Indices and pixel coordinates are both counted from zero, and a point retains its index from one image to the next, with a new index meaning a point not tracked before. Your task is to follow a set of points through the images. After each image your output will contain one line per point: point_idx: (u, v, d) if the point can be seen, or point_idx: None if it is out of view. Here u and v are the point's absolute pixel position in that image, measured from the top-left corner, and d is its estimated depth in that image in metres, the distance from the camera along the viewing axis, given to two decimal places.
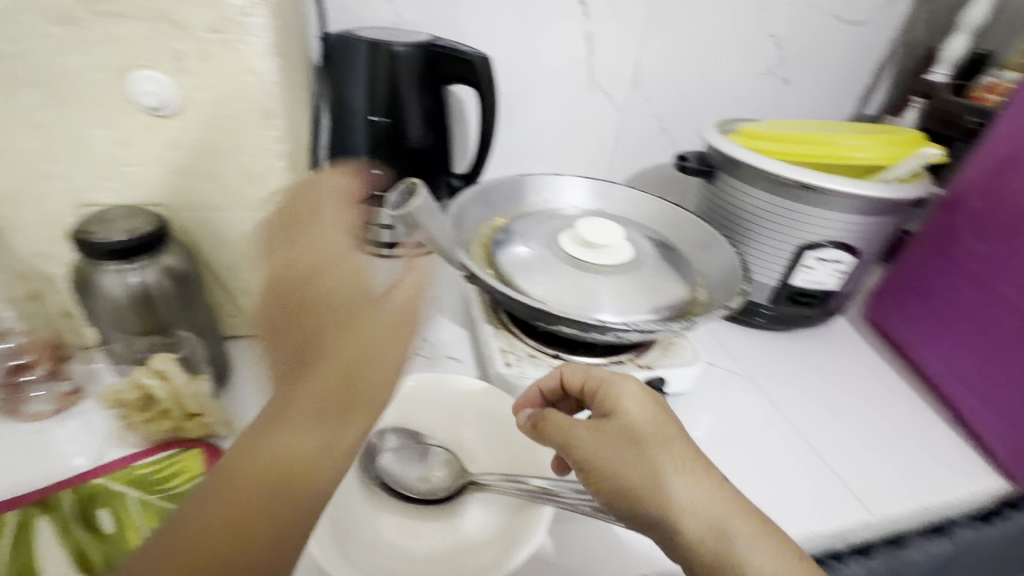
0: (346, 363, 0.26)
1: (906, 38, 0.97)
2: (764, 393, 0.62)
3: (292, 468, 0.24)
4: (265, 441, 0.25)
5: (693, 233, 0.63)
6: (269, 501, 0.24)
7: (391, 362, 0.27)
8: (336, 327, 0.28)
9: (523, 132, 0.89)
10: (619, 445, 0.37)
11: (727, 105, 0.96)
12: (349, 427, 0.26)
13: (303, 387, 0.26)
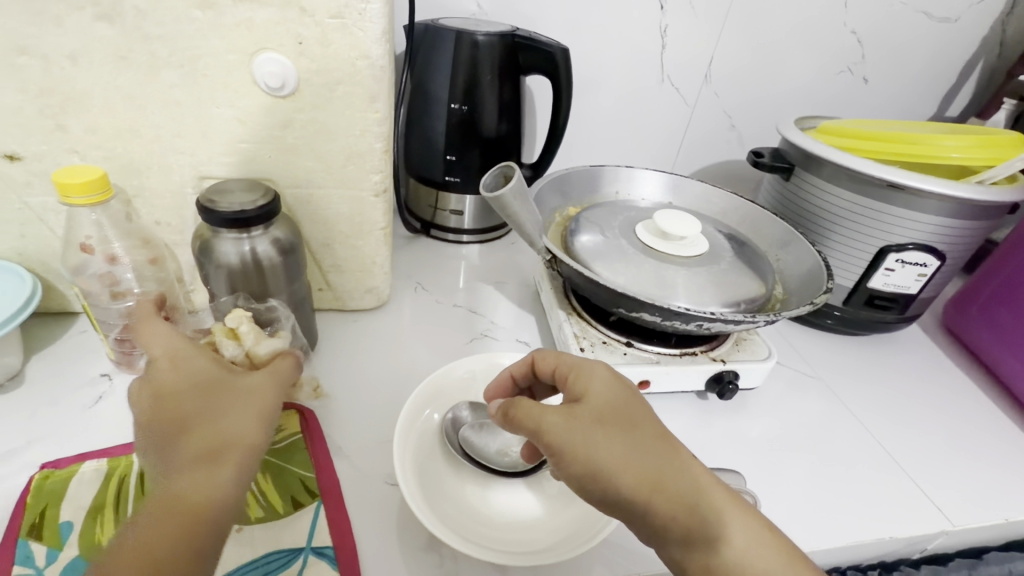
0: (222, 441, 0.34)
1: (1000, 37, 0.92)
2: (836, 395, 0.61)
3: (194, 503, 0.31)
4: (179, 482, 0.31)
5: (769, 229, 0.62)
6: (183, 526, 0.30)
7: (248, 431, 0.35)
8: (213, 413, 0.35)
9: (591, 125, 0.90)
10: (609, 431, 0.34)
11: (801, 103, 0.94)
12: (224, 478, 0.32)
13: (184, 469, 0.32)
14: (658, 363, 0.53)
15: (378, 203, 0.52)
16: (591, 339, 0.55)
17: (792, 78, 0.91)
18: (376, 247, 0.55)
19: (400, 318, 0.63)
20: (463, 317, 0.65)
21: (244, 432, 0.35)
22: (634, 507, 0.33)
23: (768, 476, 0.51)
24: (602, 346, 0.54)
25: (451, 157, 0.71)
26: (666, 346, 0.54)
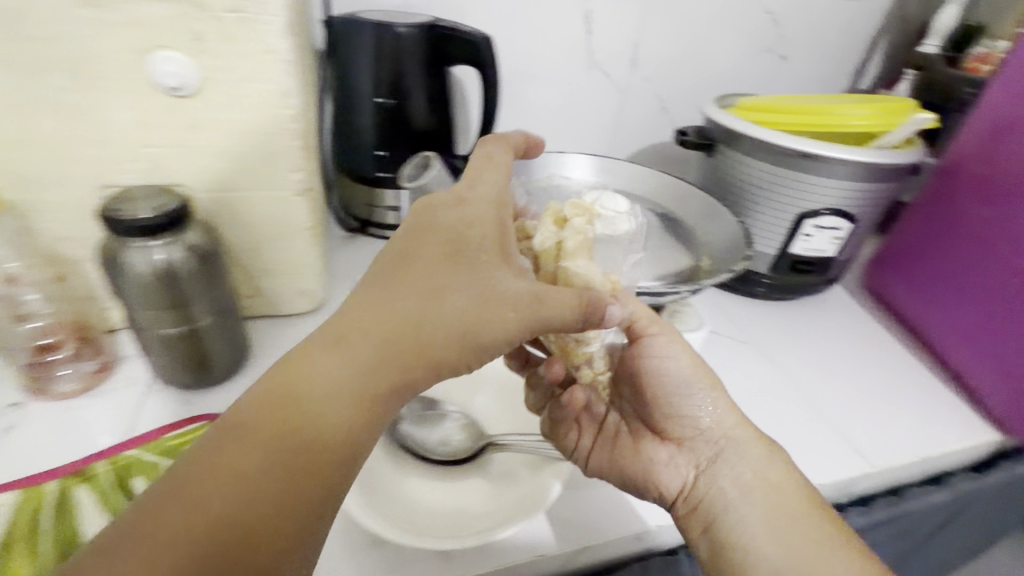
0: (472, 322, 0.34)
1: (901, 12, 0.98)
2: (768, 359, 0.64)
3: (410, 335, 0.33)
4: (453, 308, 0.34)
5: (695, 204, 0.64)
6: (414, 347, 0.33)
7: (497, 327, 0.34)
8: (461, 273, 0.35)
9: (525, 113, 0.90)
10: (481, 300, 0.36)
11: (726, 83, 0.98)
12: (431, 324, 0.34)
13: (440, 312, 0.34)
14: None
15: (303, 203, 0.51)
16: None
17: (716, 59, 0.94)
18: (305, 250, 0.54)
19: None
20: None
21: (511, 303, 0.35)
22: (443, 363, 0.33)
23: None
24: None
25: (382, 153, 0.71)
26: None
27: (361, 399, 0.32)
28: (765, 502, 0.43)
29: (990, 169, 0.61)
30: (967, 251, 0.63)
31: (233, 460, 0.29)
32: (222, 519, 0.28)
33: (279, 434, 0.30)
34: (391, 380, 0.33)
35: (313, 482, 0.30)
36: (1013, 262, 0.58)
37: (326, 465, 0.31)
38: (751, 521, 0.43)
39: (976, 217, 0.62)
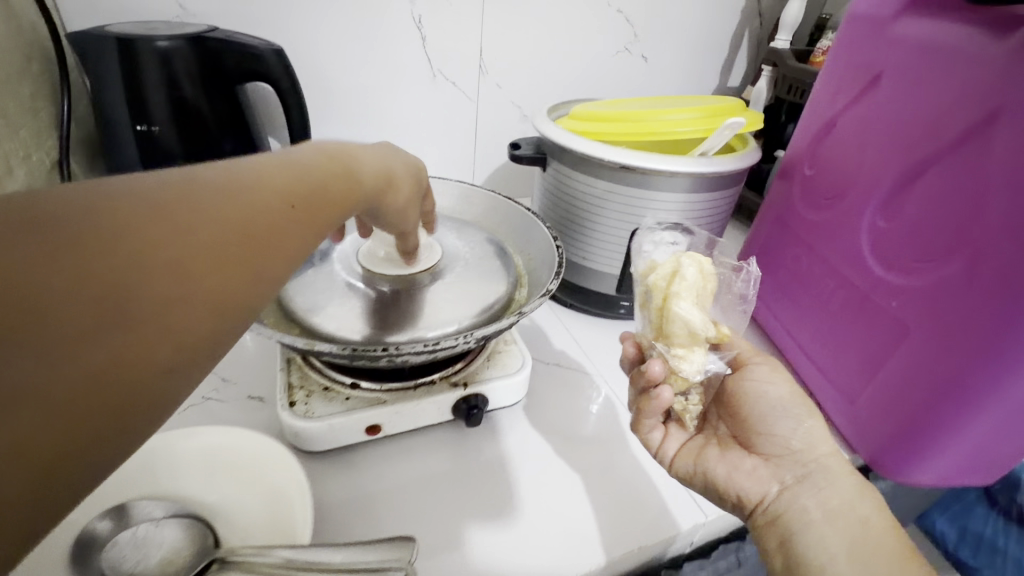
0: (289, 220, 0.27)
1: (757, 8, 0.96)
2: (618, 394, 0.59)
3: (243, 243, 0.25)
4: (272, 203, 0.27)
5: (519, 228, 0.58)
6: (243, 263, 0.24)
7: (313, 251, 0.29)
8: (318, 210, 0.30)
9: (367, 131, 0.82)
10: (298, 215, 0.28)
11: (588, 87, 0.93)
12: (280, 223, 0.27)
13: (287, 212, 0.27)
14: (384, 404, 0.46)
15: None
16: (308, 389, 0.46)
17: (573, 61, 0.89)
18: None
19: None
20: None
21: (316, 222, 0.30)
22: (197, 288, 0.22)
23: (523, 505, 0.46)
24: (320, 395, 0.46)
25: None
26: (399, 380, 0.48)
27: (271, 254, 0.26)
28: (835, 516, 0.38)
29: (820, 174, 0.58)
30: (808, 260, 0.60)
31: (163, 279, 0.21)
32: (104, 375, 0.19)
33: (221, 301, 0.23)
34: (248, 304, 0.24)
35: (225, 334, 0.23)
36: (844, 271, 0.55)
37: (218, 323, 0.23)
38: (835, 528, 0.38)
39: (813, 223, 0.59)
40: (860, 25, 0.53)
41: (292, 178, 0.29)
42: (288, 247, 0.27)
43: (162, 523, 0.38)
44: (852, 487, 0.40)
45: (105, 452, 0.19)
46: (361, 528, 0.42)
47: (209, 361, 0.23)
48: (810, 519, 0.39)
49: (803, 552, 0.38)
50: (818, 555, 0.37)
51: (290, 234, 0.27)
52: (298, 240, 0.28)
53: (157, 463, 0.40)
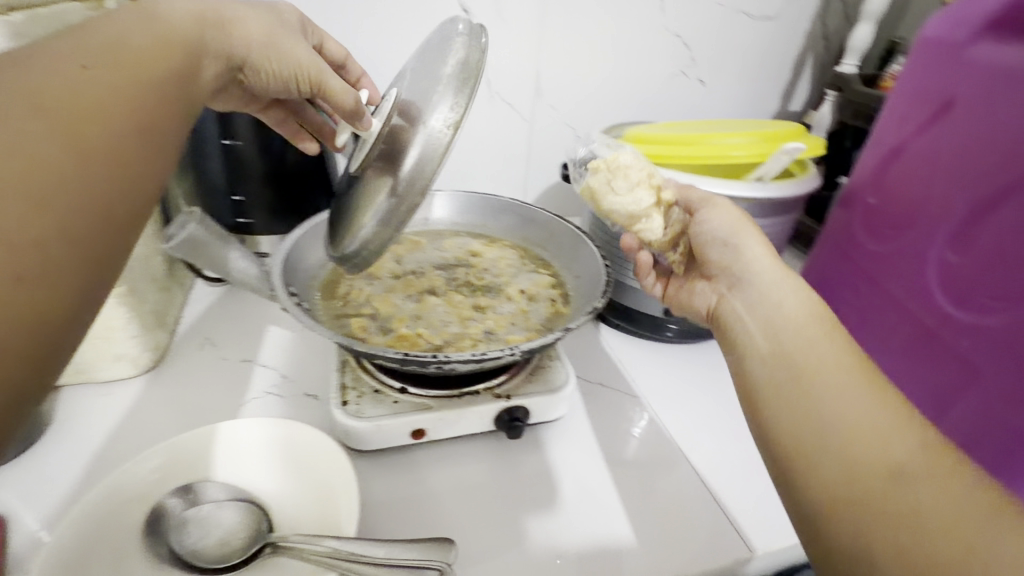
0: (103, 98, 0.25)
1: (822, 32, 0.94)
2: (662, 419, 0.58)
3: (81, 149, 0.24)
4: (75, 87, 0.25)
5: (567, 246, 0.59)
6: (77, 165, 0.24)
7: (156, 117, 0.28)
8: (120, 69, 0.27)
9: None
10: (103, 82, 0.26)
11: (643, 109, 0.93)
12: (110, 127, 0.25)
13: (91, 87, 0.25)
14: (429, 410, 0.47)
15: None
16: (360, 391, 0.49)
17: (628, 84, 0.90)
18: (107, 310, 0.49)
19: (172, 383, 0.56)
20: (250, 375, 0.58)
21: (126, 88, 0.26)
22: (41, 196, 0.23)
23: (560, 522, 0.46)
24: (370, 398, 0.48)
25: (238, 198, 0.67)
26: (444, 388, 0.49)
27: (117, 105, 0.26)
28: (879, 425, 0.27)
29: (886, 202, 0.56)
30: (868, 291, 0.58)
31: (15, 155, 0.22)
32: (20, 242, 0.22)
33: (98, 157, 0.25)
34: (118, 206, 0.26)
35: (98, 232, 0.25)
36: (908, 305, 0.54)
37: (87, 169, 0.24)
38: (888, 436, 0.26)
39: (874, 253, 0.57)
40: (928, 50, 0.51)
41: (102, 36, 0.27)
42: (152, 106, 0.27)
43: (222, 504, 0.40)
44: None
45: (48, 366, 0.23)
46: (402, 529, 0.44)
47: (96, 267, 0.25)
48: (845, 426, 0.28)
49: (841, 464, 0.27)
50: (878, 469, 0.26)
51: (133, 85, 0.27)
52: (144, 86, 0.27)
53: (219, 449, 0.43)
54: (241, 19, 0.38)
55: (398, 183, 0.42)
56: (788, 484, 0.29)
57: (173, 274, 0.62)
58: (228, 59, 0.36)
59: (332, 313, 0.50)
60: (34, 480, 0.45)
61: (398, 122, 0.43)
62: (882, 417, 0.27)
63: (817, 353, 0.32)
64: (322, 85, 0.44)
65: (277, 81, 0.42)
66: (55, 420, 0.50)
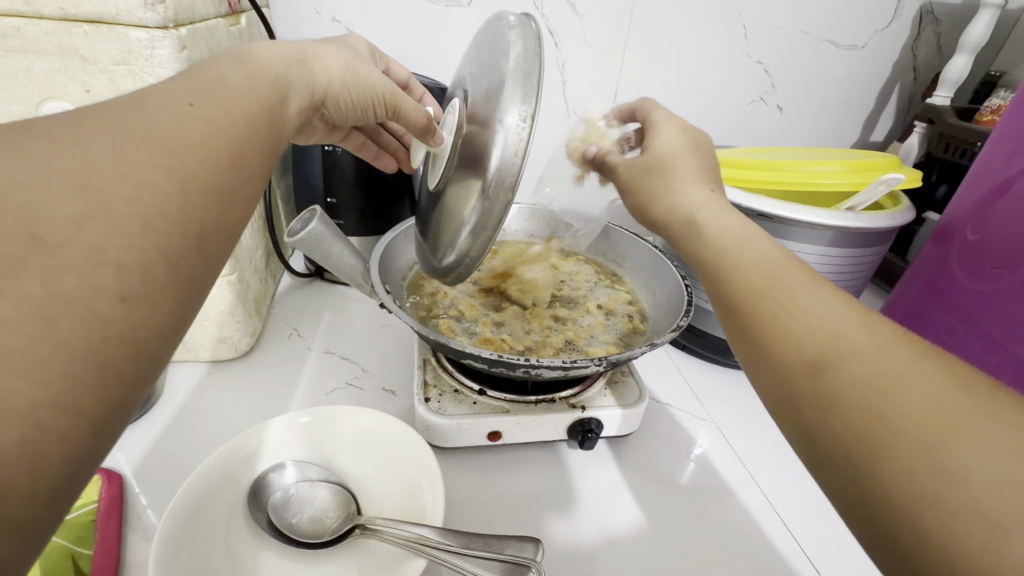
0: (202, 132, 0.26)
1: (912, 62, 0.91)
2: (732, 446, 0.57)
3: (181, 173, 0.24)
4: (174, 118, 0.26)
5: (645, 263, 0.59)
6: (182, 185, 0.24)
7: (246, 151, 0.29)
8: (222, 107, 0.29)
9: None
10: (207, 118, 0.27)
11: (717, 134, 0.93)
12: (208, 155, 0.26)
13: (196, 119, 0.27)
14: (507, 414, 0.49)
15: None
16: (441, 388, 0.51)
17: (704, 108, 0.90)
18: (218, 294, 0.54)
19: (264, 367, 0.60)
20: (333, 365, 0.61)
21: (222, 127, 0.28)
22: (145, 212, 0.22)
23: (631, 538, 0.46)
24: (451, 397, 0.50)
25: (331, 200, 0.72)
26: (522, 394, 0.51)
27: (217, 136, 0.27)
28: (826, 314, 0.26)
29: (987, 240, 0.54)
30: (966, 331, 0.56)
31: (129, 182, 0.22)
32: (128, 266, 0.21)
33: (198, 185, 0.25)
34: (208, 226, 0.25)
35: (190, 252, 0.24)
36: (1014, 349, 0.51)
37: (187, 195, 0.24)
38: (831, 323, 0.26)
39: (973, 291, 0.55)
40: None
41: (206, 80, 0.30)
42: (240, 136, 0.29)
43: (316, 483, 0.43)
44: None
45: (143, 376, 0.22)
46: (476, 527, 0.45)
47: (189, 288, 0.24)
48: (800, 322, 0.27)
49: (792, 357, 0.26)
50: (823, 355, 0.25)
51: (228, 123, 0.28)
52: (233, 125, 0.28)
53: (314, 433, 0.45)
54: (323, 58, 0.42)
55: (489, 180, 0.40)
56: (766, 371, 0.28)
57: (269, 266, 0.67)
58: (313, 91, 0.39)
59: (421, 313, 0.52)
60: (147, 445, 0.49)
61: (473, 126, 0.43)
62: (830, 311, 0.27)
63: (772, 262, 0.31)
64: (395, 107, 0.46)
65: (356, 109, 0.45)
66: (164, 392, 0.55)
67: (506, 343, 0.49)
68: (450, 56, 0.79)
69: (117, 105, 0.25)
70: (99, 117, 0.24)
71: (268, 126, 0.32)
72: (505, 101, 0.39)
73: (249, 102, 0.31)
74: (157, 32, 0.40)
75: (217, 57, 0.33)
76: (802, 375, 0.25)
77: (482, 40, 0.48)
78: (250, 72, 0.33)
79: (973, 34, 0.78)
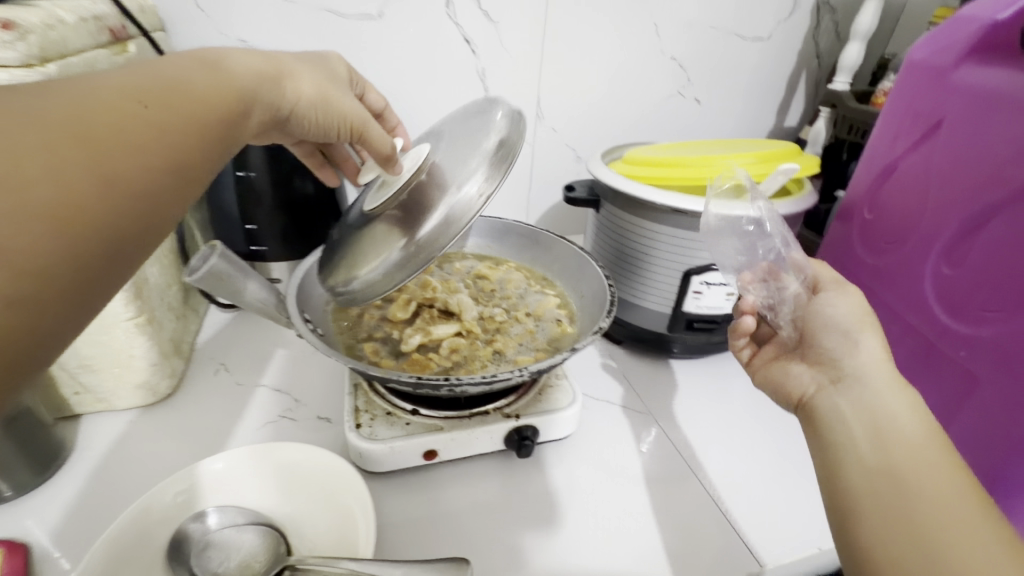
0: (144, 137, 0.25)
1: (815, 49, 0.96)
2: (667, 434, 0.59)
3: (110, 175, 0.23)
4: (118, 117, 0.24)
5: (571, 266, 0.60)
6: (109, 193, 0.23)
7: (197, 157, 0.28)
8: (182, 115, 0.27)
9: None
10: (156, 123, 0.26)
11: (639, 128, 0.96)
12: (145, 161, 0.25)
13: (140, 122, 0.25)
14: (441, 431, 0.49)
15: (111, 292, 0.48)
16: (372, 413, 0.50)
17: (626, 105, 0.92)
18: (128, 337, 0.51)
19: (188, 408, 0.57)
20: (263, 398, 0.59)
21: (169, 132, 0.26)
22: (60, 218, 0.21)
23: (572, 538, 0.46)
24: (383, 420, 0.49)
25: (251, 226, 0.69)
26: (456, 409, 0.51)
27: (159, 140, 0.26)
28: (888, 441, 0.35)
29: (881, 218, 0.57)
30: (868, 305, 0.60)
31: (50, 184, 0.21)
32: (29, 268, 0.21)
33: (128, 189, 0.24)
34: (129, 234, 0.24)
35: (101, 259, 0.23)
36: (908, 319, 0.55)
37: (112, 199, 0.23)
38: (903, 422, 0.36)
39: (872, 268, 0.59)
40: (918, 71, 0.53)
41: (163, 78, 0.28)
42: (188, 142, 0.27)
43: (242, 529, 0.42)
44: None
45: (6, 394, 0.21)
46: (417, 548, 0.45)
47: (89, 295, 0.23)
48: (898, 442, 0.35)
49: (830, 479, 0.36)
50: (881, 484, 0.33)
51: (181, 132, 0.27)
52: (184, 123, 0.27)
53: (235, 473, 0.44)
54: (295, 75, 0.39)
55: (414, 244, 0.42)
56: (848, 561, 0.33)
57: (187, 301, 0.64)
58: (277, 109, 0.37)
59: (344, 339, 0.51)
60: (59, 506, 0.46)
61: (424, 179, 0.44)
62: (926, 442, 0.34)
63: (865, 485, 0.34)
64: (358, 135, 0.43)
65: (318, 128, 0.42)
66: (77, 447, 0.52)
67: (434, 364, 0.48)
68: (365, 69, 0.78)
69: (57, 87, 0.24)
70: (31, 100, 0.23)
71: (223, 137, 0.30)
72: (464, 175, 0.42)
73: (211, 108, 0.29)
74: (18, 71, 0.37)
75: (179, 54, 0.31)
76: (840, 518, 0.34)
77: (466, 112, 0.49)
78: (218, 78, 0.31)
79: (863, 23, 0.83)
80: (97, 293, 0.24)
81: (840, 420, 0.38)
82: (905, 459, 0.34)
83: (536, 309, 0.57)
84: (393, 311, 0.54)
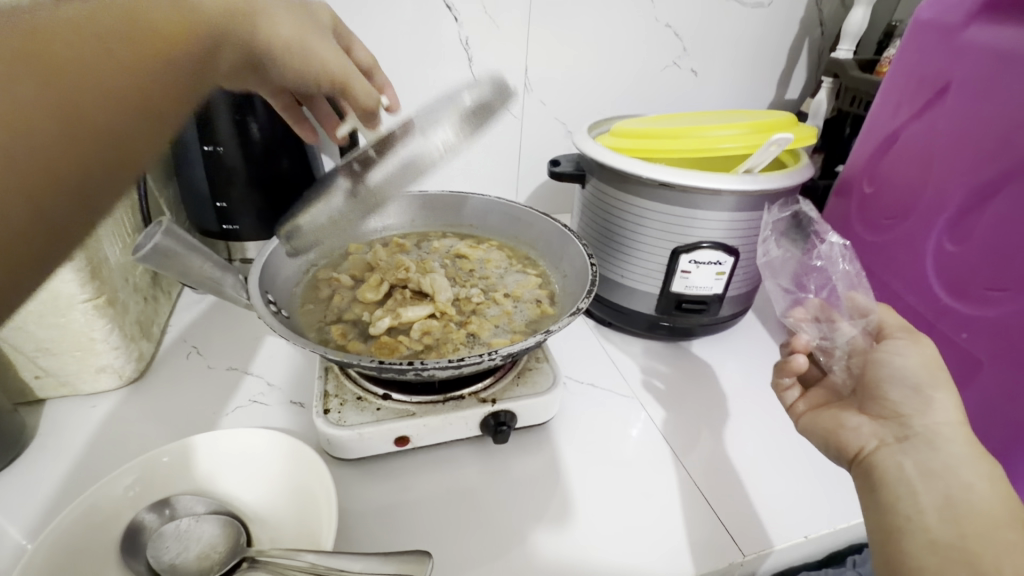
0: (82, 56, 0.20)
1: (818, 16, 0.92)
2: (652, 418, 0.57)
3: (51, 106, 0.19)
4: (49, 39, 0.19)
5: (553, 244, 0.58)
6: (53, 139, 0.19)
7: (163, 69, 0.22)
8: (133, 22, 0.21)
9: None
10: (101, 35, 0.20)
11: (632, 101, 0.92)
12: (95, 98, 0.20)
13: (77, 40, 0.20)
14: (413, 417, 0.47)
15: (64, 274, 0.46)
16: (342, 398, 0.48)
17: (619, 77, 0.88)
18: (88, 320, 0.49)
19: (156, 393, 0.55)
20: (234, 382, 0.57)
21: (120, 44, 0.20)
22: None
23: (550, 527, 0.45)
24: (353, 405, 0.47)
25: (222, 204, 0.66)
26: (429, 394, 0.48)
27: (113, 51, 0.20)
28: (957, 499, 0.33)
29: (881, 192, 0.54)
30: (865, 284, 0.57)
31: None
32: None
33: (80, 121, 0.20)
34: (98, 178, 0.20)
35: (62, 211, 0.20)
36: (907, 299, 0.52)
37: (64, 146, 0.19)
38: (975, 490, 0.34)
39: (871, 245, 0.56)
40: (924, 32, 0.49)
41: None
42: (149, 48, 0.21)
43: (201, 521, 0.40)
44: (965, 453, 0.36)
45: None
46: (388, 537, 0.43)
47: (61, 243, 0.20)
48: (972, 509, 0.33)
49: (891, 540, 0.34)
50: (960, 556, 0.31)
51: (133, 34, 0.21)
52: (197, 39, 0.23)
53: (195, 461, 0.42)
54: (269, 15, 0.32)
55: (361, 189, 0.44)
56: None
57: (156, 282, 0.62)
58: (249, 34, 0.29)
59: (311, 322, 0.49)
60: (18, 493, 0.45)
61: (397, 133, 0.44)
62: (995, 506, 0.33)
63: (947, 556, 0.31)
64: (344, 89, 0.41)
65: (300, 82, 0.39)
66: (39, 433, 0.50)
67: (405, 347, 0.46)
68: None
69: None
70: None
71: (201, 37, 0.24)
72: (433, 123, 0.42)
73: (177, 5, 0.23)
74: None
75: None
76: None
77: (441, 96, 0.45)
78: None
79: None
80: (79, 221, 0.20)
81: (907, 487, 0.35)
82: (981, 529, 0.32)
83: (515, 290, 0.55)
84: (365, 292, 0.51)
